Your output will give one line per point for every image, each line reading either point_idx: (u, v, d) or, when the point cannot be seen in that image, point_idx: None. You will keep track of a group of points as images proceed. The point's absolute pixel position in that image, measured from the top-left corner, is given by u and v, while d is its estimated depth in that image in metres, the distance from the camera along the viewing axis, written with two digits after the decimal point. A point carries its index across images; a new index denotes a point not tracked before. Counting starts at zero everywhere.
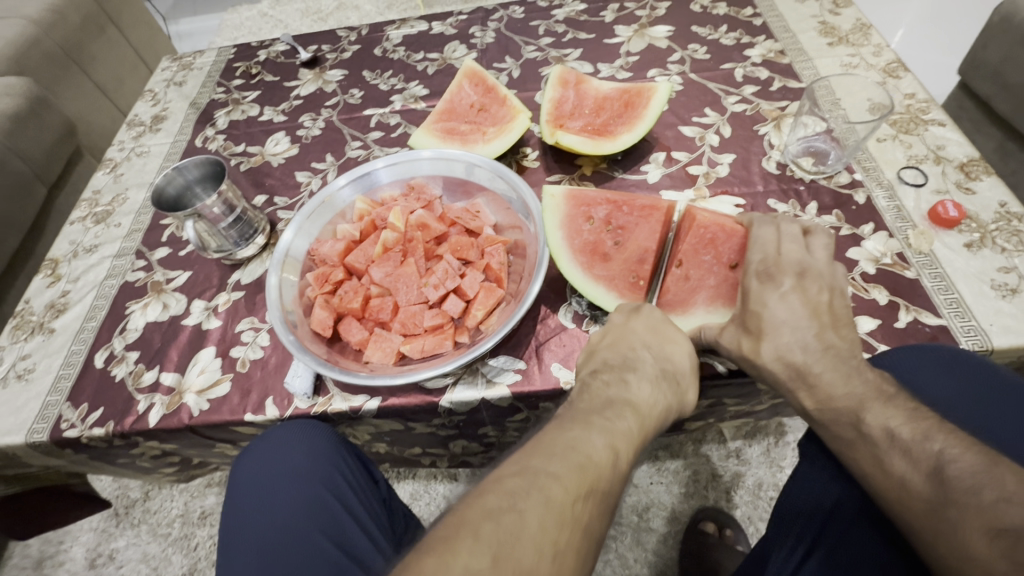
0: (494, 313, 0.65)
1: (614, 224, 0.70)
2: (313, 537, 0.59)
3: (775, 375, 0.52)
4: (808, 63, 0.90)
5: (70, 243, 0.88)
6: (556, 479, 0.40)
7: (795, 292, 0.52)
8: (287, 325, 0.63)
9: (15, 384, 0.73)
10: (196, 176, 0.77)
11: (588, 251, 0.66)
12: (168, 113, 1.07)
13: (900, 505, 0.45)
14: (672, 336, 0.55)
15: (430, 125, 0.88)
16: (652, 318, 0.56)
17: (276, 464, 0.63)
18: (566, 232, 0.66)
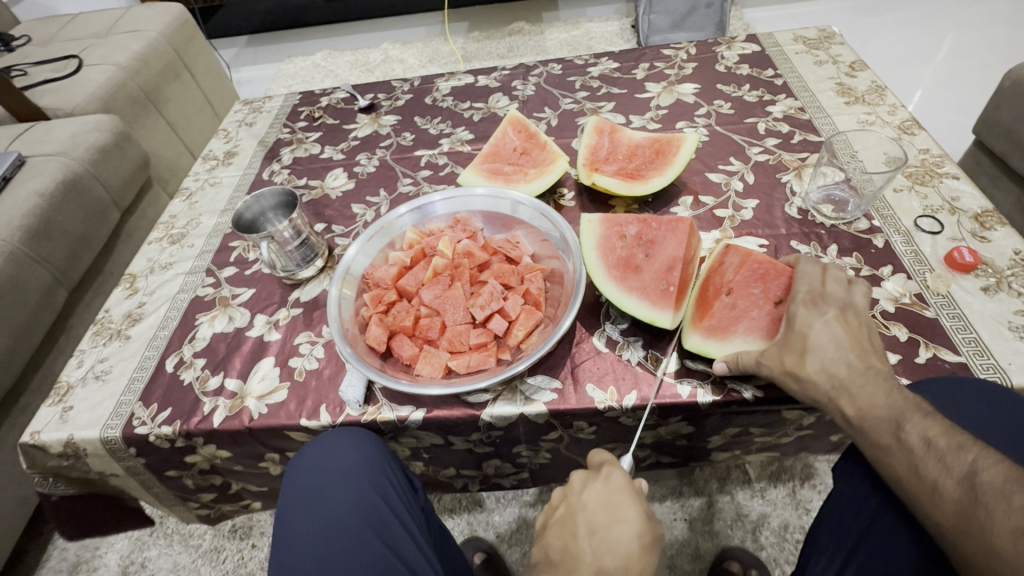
0: (534, 333, 0.71)
1: (647, 241, 0.77)
2: (364, 536, 0.62)
3: (818, 386, 0.54)
4: (827, 119, 0.97)
5: (147, 260, 0.98)
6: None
7: (840, 318, 0.57)
8: (345, 338, 0.68)
9: (93, 383, 0.80)
10: (271, 204, 0.86)
11: (622, 265, 0.73)
12: (239, 149, 1.19)
13: (930, 507, 0.48)
14: (622, 515, 0.53)
15: (477, 166, 0.96)
16: (605, 490, 0.55)
17: (328, 466, 0.66)
18: (601, 251, 0.74)
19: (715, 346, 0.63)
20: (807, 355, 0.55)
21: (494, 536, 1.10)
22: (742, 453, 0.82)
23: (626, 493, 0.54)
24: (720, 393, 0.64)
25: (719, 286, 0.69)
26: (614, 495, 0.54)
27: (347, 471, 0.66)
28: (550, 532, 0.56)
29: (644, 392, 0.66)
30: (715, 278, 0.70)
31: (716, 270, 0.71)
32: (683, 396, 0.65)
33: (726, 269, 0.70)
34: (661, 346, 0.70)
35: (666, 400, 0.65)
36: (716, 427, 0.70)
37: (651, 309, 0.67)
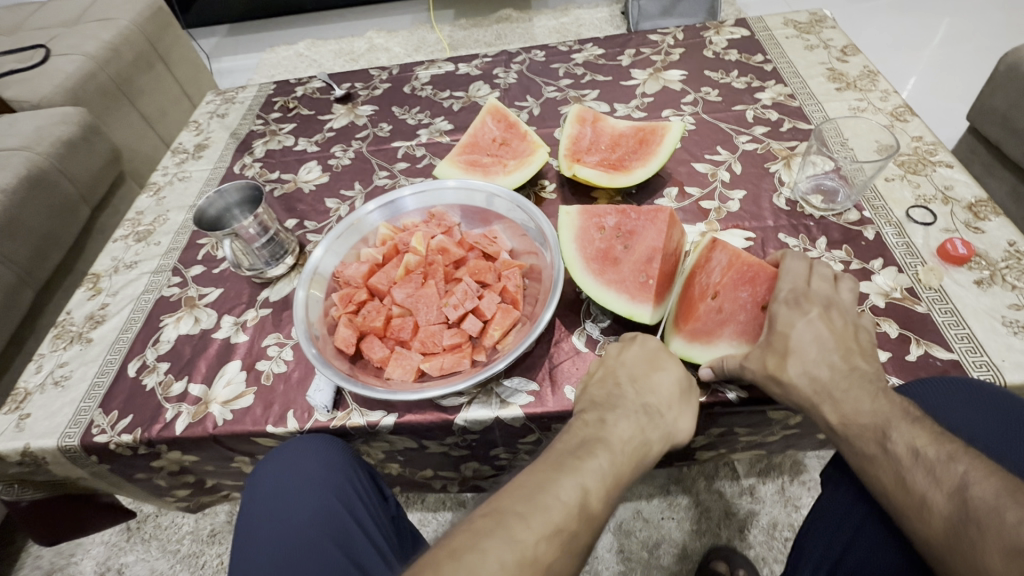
0: (510, 333, 0.68)
1: (626, 233, 0.73)
2: (325, 550, 0.60)
3: (800, 390, 0.52)
4: (817, 106, 0.94)
5: (112, 259, 0.94)
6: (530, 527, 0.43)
7: (824, 318, 0.54)
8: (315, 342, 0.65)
9: (52, 389, 0.76)
10: (236, 199, 0.83)
11: (599, 258, 0.70)
12: (210, 142, 1.14)
13: (917, 521, 0.46)
14: (662, 366, 0.58)
15: (454, 157, 0.93)
16: (646, 346, 0.60)
17: (292, 475, 0.64)
18: (579, 243, 0.71)
19: (697, 352, 0.59)
20: (789, 360, 0.53)
21: None
22: (728, 452, 0.79)
23: (664, 349, 0.60)
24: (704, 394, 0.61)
25: (704, 287, 0.65)
26: (652, 352, 0.60)
27: (310, 480, 0.63)
28: (596, 383, 0.59)
29: None
30: (698, 275, 0.66)
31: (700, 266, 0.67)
32: None
33: (712, 269, 0.66)
34: None
35: None
36: (700, 428, 0.68)
37: (630, 302, 0.64)
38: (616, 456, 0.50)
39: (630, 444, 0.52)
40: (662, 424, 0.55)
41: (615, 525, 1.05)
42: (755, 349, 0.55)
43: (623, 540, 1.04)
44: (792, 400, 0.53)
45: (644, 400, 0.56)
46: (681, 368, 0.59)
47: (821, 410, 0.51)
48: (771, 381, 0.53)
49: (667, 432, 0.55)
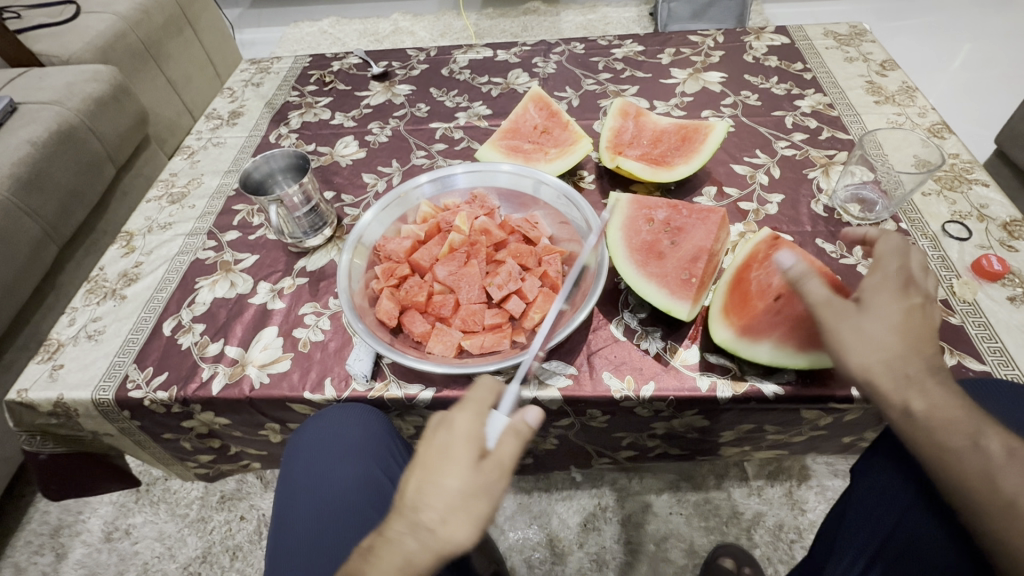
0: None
1: (682, 229, 0.74)
2: (369, 517, 0.64)
3: (874, 354, 0.50)
4: (856, 117, 0.95)
5: (145, 219, 0.94)
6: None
7: (923, 310, 0.51)
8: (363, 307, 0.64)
9: (86, 343, 0.76)
10: (281, 166, 0.83)
11: (648, 245, 0.71)
12: (245, 110, 1.14)
13: (995, 520, 0.45)
14: (450, 466, 0.47)
15: (495, 142, 0.93)
16: (438, 439, 0.49)
17: (338, 444, 0.67)
18: (626, 232, 0.73)
19: (743, 347, 0.61)
20: (881, 342, 0.50)
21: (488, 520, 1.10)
22: (751, 451, 0.81)
23: (464, 439, 0.48)
24: (741, 387, 0.63)
25: (763, 286, 0.65)
26: (446, 441, 0.48)
27: (357, 449, 0.67)
28: (403, 481, 0.49)
29: (662, 383, 0.64)
30: (753, 272, 0.67)
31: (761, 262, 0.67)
32: (703, 389, 0.63)
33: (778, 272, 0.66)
34: (680, 337, 0.68)
35: (684, 393, 0.63)
36: (730, 423, 0.69)
37: (670, 297, 0.65)
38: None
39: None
40: (433, 553, 0.45)
41: (624, 517, 1.07)
42: (853, 316, 0.51)
43: (632, 532, 1.06)
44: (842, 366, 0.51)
45: (416, 517, 0.47)
46: (476, 462, 0.47)
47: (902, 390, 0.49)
48: (842, 346, 0.51)
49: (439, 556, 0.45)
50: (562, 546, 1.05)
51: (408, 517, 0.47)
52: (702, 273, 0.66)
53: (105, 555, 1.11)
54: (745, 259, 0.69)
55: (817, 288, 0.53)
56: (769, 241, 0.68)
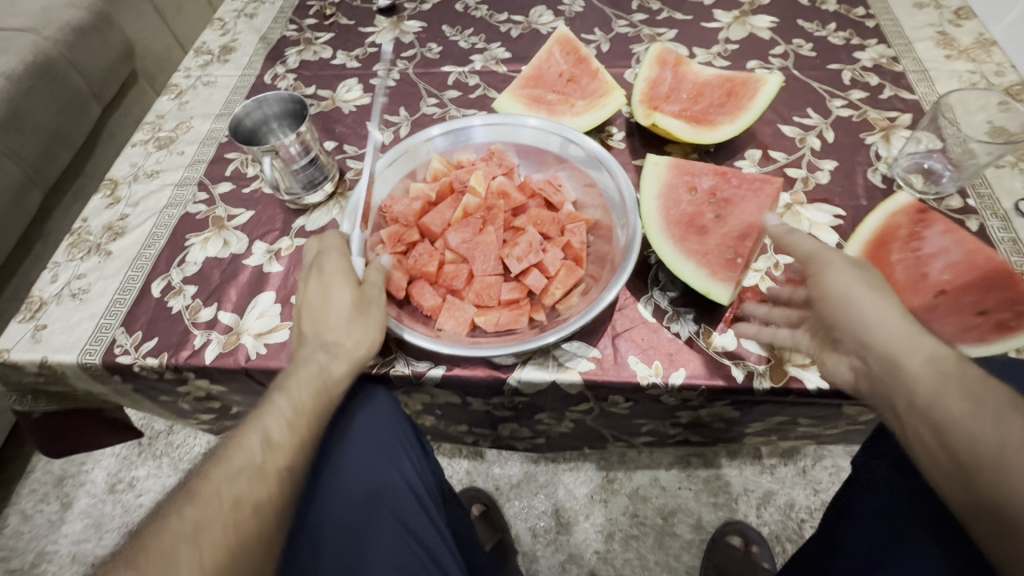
0: (573, 293, 0.62)
1: (730, 201, 0.69)
2: (390, 522, 0.58)
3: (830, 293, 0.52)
4: (923, 74, 0.84)
5: (130, 165, 0.86)
6: (190, 526, 0.46)
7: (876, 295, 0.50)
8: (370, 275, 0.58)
9: (69, 302, 0.70)
10: (275, 112, 0.75)
11: (690, 216, 0.66)
12: (237, 45, 1.03)
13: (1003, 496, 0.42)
14: (335, 291, 0.56)
15: (516, 90, 0.83)
16: (323, 277, 0.58)
17: (348, 447, 0.61)
18: (664, 202, 0.66)
19: None
20: (852, 296, 0.50)
21: (493, 488, 1.08)
22: (778, 439, 0.77)
23: (338, 270, 0.57)
24: (781, 380, 0.57)
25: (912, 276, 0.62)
26: (325, 280, 0.57)
27: (370, 449, 0.61)
28: (299, 322, 0.58)
29: (693, 370, 0.59)
30: (895, 252, 0.63)
31: (911, 239, 0.65)
32: (738, 379, 0.58)
33: (931, 257, 0.63)
34: (715, 321, 0.62)
35: (717, 383, 0.58)
36: (761, 414, 0.64)
37: (708, 279, 0.58)
38: (296, 399, 0.53)
39: (313, 386, 0.54)
40: (346, 358, 0.55)
41: (631, 489, 1.05)
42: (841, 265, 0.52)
43: (638, 505, 1.04)
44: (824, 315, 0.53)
45: (320, 336, 0.56)
46: (355, 284, 0.57)
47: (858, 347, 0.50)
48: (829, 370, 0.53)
49: (356, 362, 0.55)
50: (568, 516, 1.04)
51: (315, 339, 0.56)
52: (749, 251, 0.61)
53: (110, 507, 1.11)
54: (880, 232, 0.65)
55: (800, 240, 0.55)
56: (913, 214, 0.65)
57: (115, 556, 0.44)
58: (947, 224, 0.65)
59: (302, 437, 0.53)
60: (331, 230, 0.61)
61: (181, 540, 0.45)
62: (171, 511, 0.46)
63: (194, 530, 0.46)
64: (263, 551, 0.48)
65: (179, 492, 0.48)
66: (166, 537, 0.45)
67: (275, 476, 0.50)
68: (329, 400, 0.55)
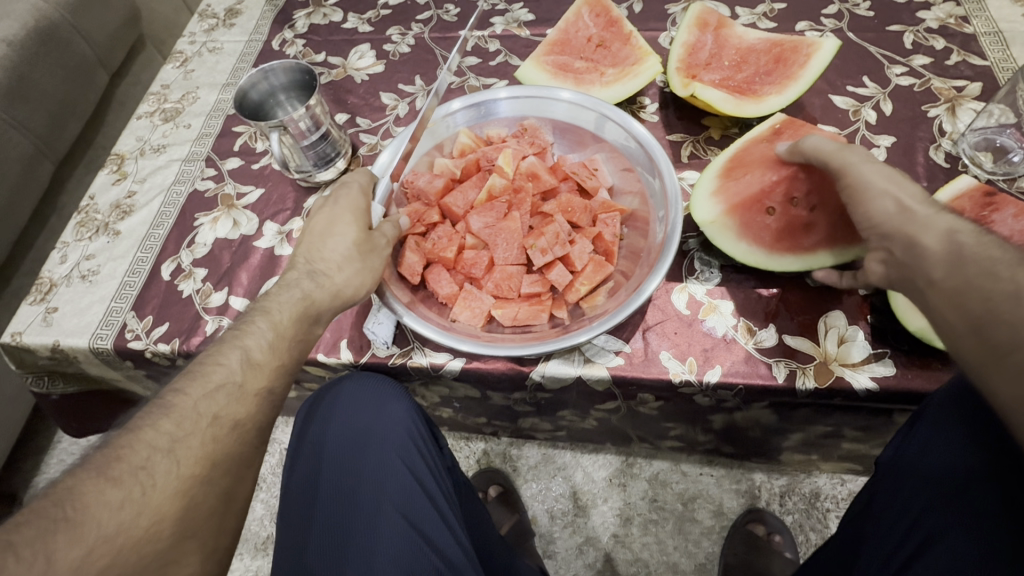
0: (599, 291, 0.58)
1: (758, 158, 0.61)
2: (386, 514, 0.53)
3: (883, 212, 0.47)
4: (996, 36, 0.75)
5: (136, 139, 0.82)
6: (166, 440, 0.40)
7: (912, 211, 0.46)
8: (382, 256, 0.55)
9: (79, 284, 0.68)
10: (282, 83, 0.70)
11: (754, 213, 0.59)
12: (243, 7, 0.97)
13: None
14: (339, 226, 0.54)
15: (541, 56, 0.77)
16: (333, 210, 0.55)
17: (337, 435, 0.57)
18: (751, 237, 0.58)
19: None
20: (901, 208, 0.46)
21: (511, 469, 1.07)
22: (821, 456, 0.74)
23: (351, 208, 0.54)
24: (826, 381, 0.53)
25: None
26: (332, 215, 0.54)
27: (374, 443, 0.57)
28: (296, 250, 0.55)
29: (728, 367, 0.55)
30: None
31: (976, 222, 0.57)
32: (779, 380, 0.53)
33: (1001, 238, 0.56)
34: (754, 313, 0.57)
35: (756, 382, 0.54)
36: (800, 422, 0.61)
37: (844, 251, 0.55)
38: (278, 322, 0.49)
39: (295, 309, 0.50)
40: (334, 293, 0.52)
41: (651, 474, 1.03)
42: (869, 163, 0.50)
43: (659, 491, 1.02)
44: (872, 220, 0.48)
45: (311, 265, 0.53)
46: (364, 228, 0.54)
47: (916, 287, 0.44)
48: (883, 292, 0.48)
49: (339, 295, 0.52)
50: (585, 500, 1.03)
51: (303, 266, 0.53)
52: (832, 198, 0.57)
53: None
54: None
55: (824, 144, 0.52)
56: (979, 197, 0.58)
57: (78, 465, 0.37)
58: (1018, 204, 0.56)
59: (283, 359, 0.48)
60: (356, 168, 0.58)
61: (153, 455, 0.39)
62: (142, 421, 0.40)
63: (169, 444, 0.40)
64: (243, 476, 0.44)
65: (152, 403, 0.42)
66: (135, 451, 0.39)
67: (254, 397, 0.46)
68: (310, 327, 0.51)
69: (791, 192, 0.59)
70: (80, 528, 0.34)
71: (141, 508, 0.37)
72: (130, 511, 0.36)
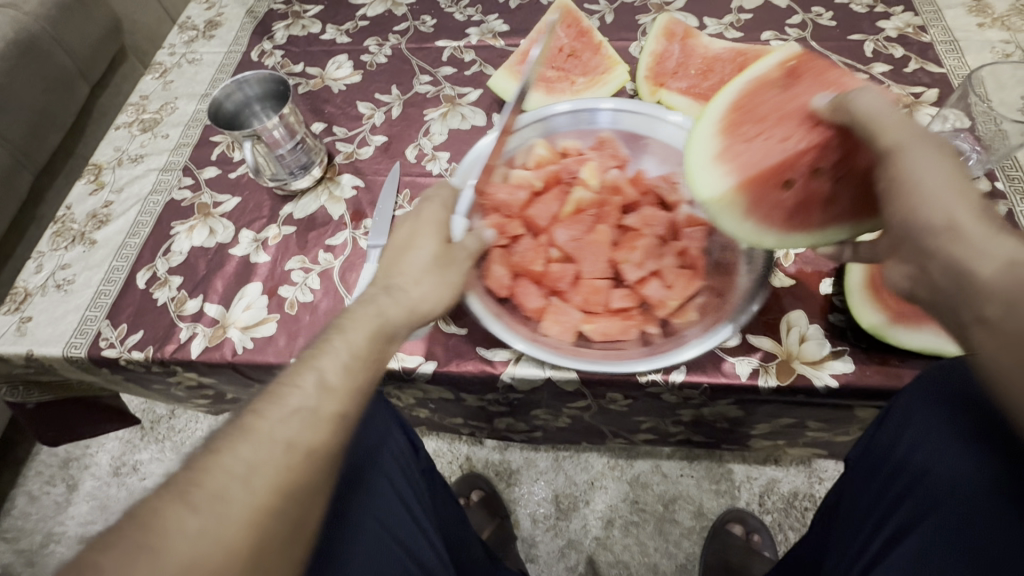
0: (690, 307, 0.57)
1: (771, 116, 0.51)
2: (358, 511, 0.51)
3: (926, 224, 0.38)
4: (952, 44, 0.78)
5: (114, 149, 0.83)
6: (242, 466, 0.37)
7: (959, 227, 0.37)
8: (460, 270, 0.54)
9: (54, 293, 0.69)
10: (256, 93, 0.71)
11: (769, 184, 0.48)
12: (223, 19, 0.98)
13: None
14: (420, 240, 0.53)
15: (513, 66, 0.79)
16: (417, 224, 0.55)
17: None
18: (756, 215, 0.49)
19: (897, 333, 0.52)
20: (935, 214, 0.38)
21: (493, 473, 1.08)
22: (785, 442, 0.76)
23: (433, 222, 0.54)
24: (787, 379, 0.54)
25: None
26: (416, 229, 0.54)
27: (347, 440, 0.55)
28: (380, 267, 0.54)
29: (693, 367, 0.56)
30: None
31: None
32: (743, 378, 0.55)
33: None
34: None
35: (719, 381, 0.55)
36: (767, 415, 0.62)
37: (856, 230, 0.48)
38: None
39: None
40: None
41: (632, 476, 1.04)
42: (931, 150, 0.39)
43: (639, 492, 1.03)
44: (910, 226, 0.39)
45: (388, 281, 0.51)
46: (445, 241, 0.54)
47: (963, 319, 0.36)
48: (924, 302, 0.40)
49: (415, 312, 0.50)
50: (568, 503, 1.03)
51: (381, 282, 0.51)
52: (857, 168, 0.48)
53: (115, 489, 1.11)
54: None
55: (880, 109, 0.41)
56: None
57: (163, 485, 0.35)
58: None
59: (357, 381, 0.44)
60: (439, 183, 0.59)
61: (231, 481, 0.36)
62: None
63: (247, 470, 0.37)
64: (309, 510, 0.39)
65: None
66: (212, 478, 0.36)
67: None
68: (386, 345, 0.48)
69: (820, 162, 0.47)
70: (157, 557, 0.31)
71: (217, 541, 0.34)
72: (207, 543, 0.33)
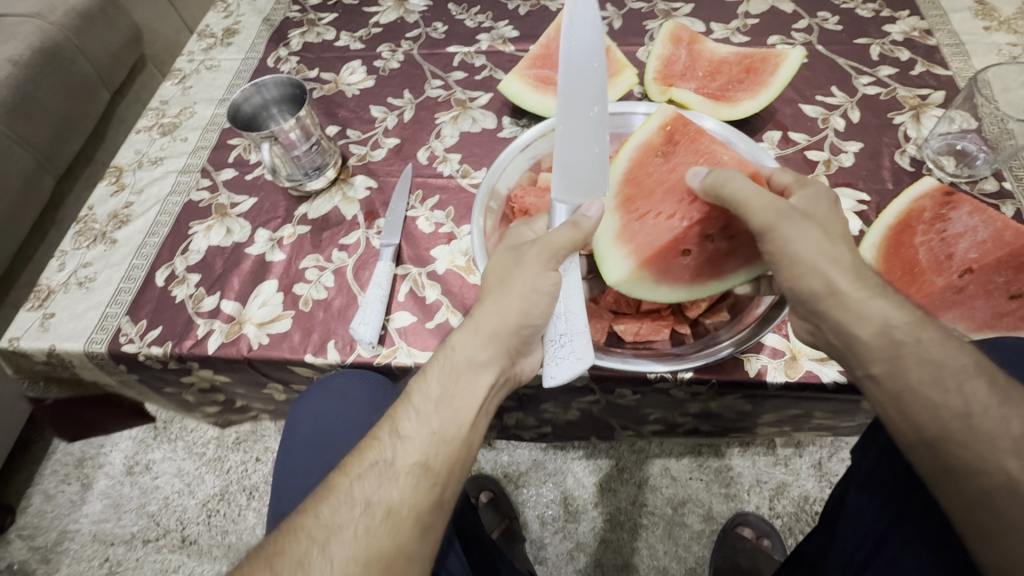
0: (721, 307, 0.57)
1: (659, 187, 0.57)
2: None
3: (812, 290, 0.45)
4: (959, 47, 0.78)
5: (135, 152, 0.85)
6: (325, 530, 0.41)
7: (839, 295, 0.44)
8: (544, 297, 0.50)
9: (76, 291, 0.70)
10: (274, 97, 0.73)
11: (667, 257, 0.52)
12: (240, 27, 1.01)
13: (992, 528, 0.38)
14: (509, 270, 0.51)
15: (523, 71, 0.81)
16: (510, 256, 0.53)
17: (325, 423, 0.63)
18: (669, 275, 0.52)
19: None
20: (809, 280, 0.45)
21: (501, 474, 1.08)
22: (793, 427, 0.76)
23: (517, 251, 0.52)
24: (796, 374, 0.55)
25: (937, 257, 0.57)
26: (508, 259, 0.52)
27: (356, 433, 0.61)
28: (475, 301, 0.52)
29: None
30: (917, 235, 0.59)
31: (935, 221, 0.60)
32: (750, 375, 0.55)
33: (959, 236, 0.58)
34: None
35: (727, 377, 0.56)
36: (775, 407, 0.63)
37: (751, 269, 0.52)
38: None
39: None
40: None
41: (640, 479, 1.04)
42: (798, 220, 0.45)
43: (647, 495, 1.03)
44: (798, 292, 0.46)
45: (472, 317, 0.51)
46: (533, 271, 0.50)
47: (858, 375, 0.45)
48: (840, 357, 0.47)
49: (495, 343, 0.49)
50: (576, 504, 1.03)
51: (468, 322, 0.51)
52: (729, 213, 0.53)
53: (128, 488, 1.13)
54: (902, 217, 0.61)
55: (748, 189, 0.46)
56: (938, 197, 0.61)
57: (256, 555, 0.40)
58: (974, 204, 0.59)
59: (436, 427, 0.45)
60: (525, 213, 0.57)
61: (312, 547, 0.40)
62: None
63: (326, 535, 0.41)
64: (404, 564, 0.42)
65: None
66: (298, 543, 0.40)
67: None
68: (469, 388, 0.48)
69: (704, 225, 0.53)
70: None
71: None
72: None
